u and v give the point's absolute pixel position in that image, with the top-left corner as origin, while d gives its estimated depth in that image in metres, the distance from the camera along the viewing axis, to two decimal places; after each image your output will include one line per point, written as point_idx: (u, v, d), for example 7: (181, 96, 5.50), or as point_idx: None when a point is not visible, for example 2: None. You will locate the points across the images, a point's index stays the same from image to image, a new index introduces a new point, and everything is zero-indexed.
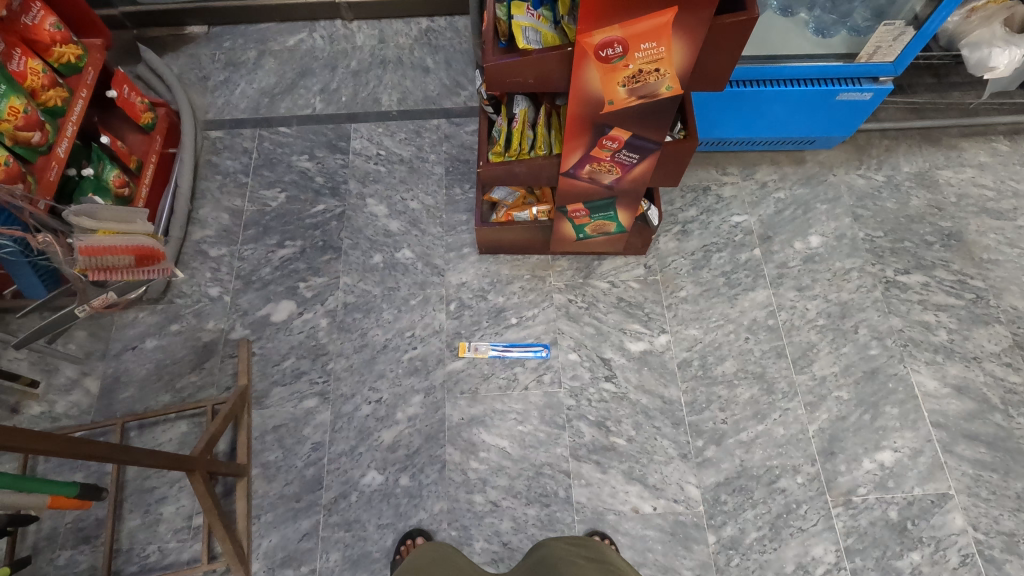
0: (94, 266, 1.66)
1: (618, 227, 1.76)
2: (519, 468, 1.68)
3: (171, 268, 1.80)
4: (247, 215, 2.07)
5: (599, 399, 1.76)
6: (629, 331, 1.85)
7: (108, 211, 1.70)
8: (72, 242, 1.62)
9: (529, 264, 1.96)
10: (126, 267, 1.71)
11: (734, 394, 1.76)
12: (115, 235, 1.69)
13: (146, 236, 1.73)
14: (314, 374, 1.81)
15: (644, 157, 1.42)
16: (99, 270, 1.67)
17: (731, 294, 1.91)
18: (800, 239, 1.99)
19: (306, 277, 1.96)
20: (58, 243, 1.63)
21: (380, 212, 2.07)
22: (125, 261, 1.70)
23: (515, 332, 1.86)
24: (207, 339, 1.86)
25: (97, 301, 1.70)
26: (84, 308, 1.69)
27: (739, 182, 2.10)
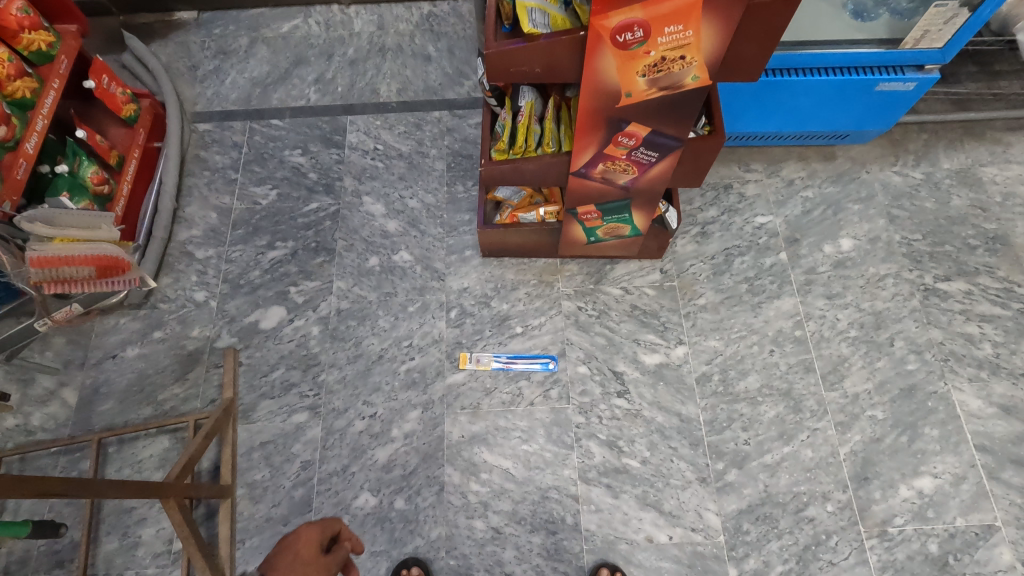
0: (49, 278, 1.56)
1: (633, 230, 1.62)
2: (523, 492, 1.55)
3: (138, 279, 1.69)
4: (236, 213, 1.95)
5: (611, 416, 1.63)
6: (643, 342, 1.71)
7: (67, 218, 1.62)
8: (26, 251, 1.52)
9: (537, 268, 1.82)
10: (87, 278, 1.61)
11: (758, 412, 1.62)
12: (73, 243, 1.59)
13: (108, 245, 1.63)
14: (305, 387, 1.69)
15: (664, 155, 1.27)
16: (56, 283, 1.57)
17: (755, 302, 1.76)
18: (830, 242, 1.84)
19: (298, 281, 1.84)
20: (9, 252, 1.52)
21: (377, 211, 1.94)
22: (85, 272, 1.60)
23: (520, 342, 1.73)
24: (191, 347, 1.75)
25: (60, 314, 1.62)
26: (44, 321, 1.61)
27: (763, 180, 1.94)
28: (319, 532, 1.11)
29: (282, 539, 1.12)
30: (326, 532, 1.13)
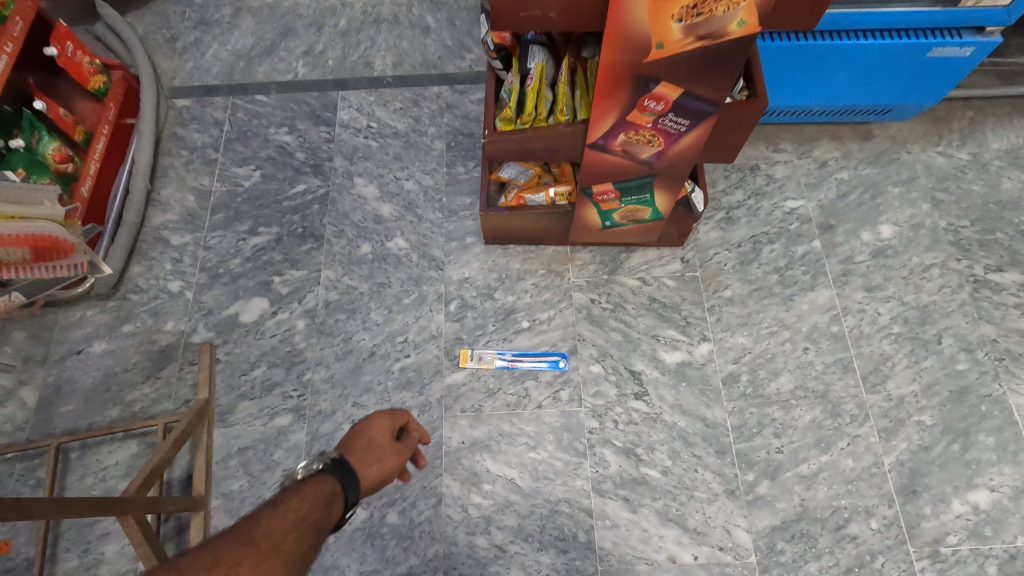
0: None
1: (654, 214, 1.45)
2: (530, 505, 1.39)
3: (83, 263, 1.48)
4: (216, 196, 1.78)
5: (628, 421, 1.46)
6: (663, 339, 1.55)
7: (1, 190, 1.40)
8: None
9: (545, 257, 1.66)
10: (23, 260, 1.42)
11: (791, 417, 1.46)
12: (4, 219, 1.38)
13: (46, 223, 1.41)
14: (288, 387, 1.53)
15: (696, 123, 1.10)
16: None
17: (786, 294, 1.59)
18: (869, 229, 1.67)
19: (282, 270, 1.67)
20: None
21: (370, 194, 1.77)
22: (19, 253, 1.40)
23: (527, 338, 1.56)
24: (164, 343, 1.58)
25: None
26: None
27: (793, 161, 1.77)
28: (393, 421, 1.03)
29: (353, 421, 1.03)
30: (399, 422, 1.04)
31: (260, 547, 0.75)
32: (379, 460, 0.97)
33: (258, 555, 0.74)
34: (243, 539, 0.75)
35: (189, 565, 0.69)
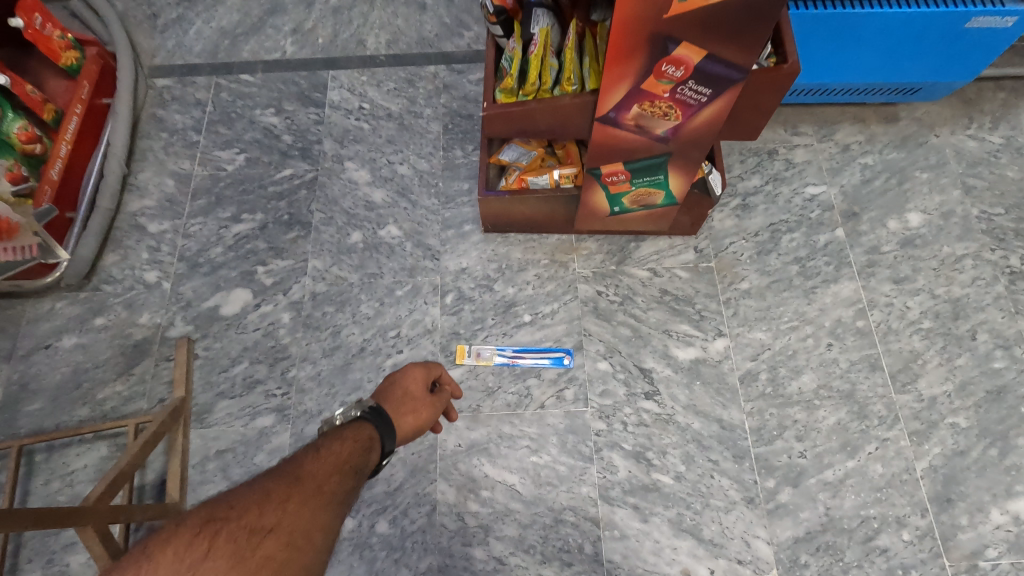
0: None
1: (667, 198, 1.33)
2: (532, 514, 1.28)
3: (33, 242, 1.43)
4: (197, 181, 1.67)
5: (638, 423, 1.35)
6: (676, 334, 1.44)
7: None
8: None
9: (549, 246, 1.55)
10: None
11: (815, 419, 1.35)
12: None
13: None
14: (271, 385, 1.42)
15: (718, 93, 0.99)
16: None
17: (808, 286, 1.48)
18: (896, 217, 1.56)
19: (266, 260, 1.56)
20: None
21: (361, 179, 1.66)
22: None
23: (528, 333, 1.45)
24: (138, 338, 1.47)
25: None
26: None
27: (813, 145, 1.66)
28: (428, 372, 1.12)
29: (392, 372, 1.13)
30: (434, 374, 1.13)
31: (304, 486, 0.81)
32: (414, 410, 1.06)
33: (304, 493, 0.80)
34: (289, 478, 0.81)
35: (241, 499, 0.76)
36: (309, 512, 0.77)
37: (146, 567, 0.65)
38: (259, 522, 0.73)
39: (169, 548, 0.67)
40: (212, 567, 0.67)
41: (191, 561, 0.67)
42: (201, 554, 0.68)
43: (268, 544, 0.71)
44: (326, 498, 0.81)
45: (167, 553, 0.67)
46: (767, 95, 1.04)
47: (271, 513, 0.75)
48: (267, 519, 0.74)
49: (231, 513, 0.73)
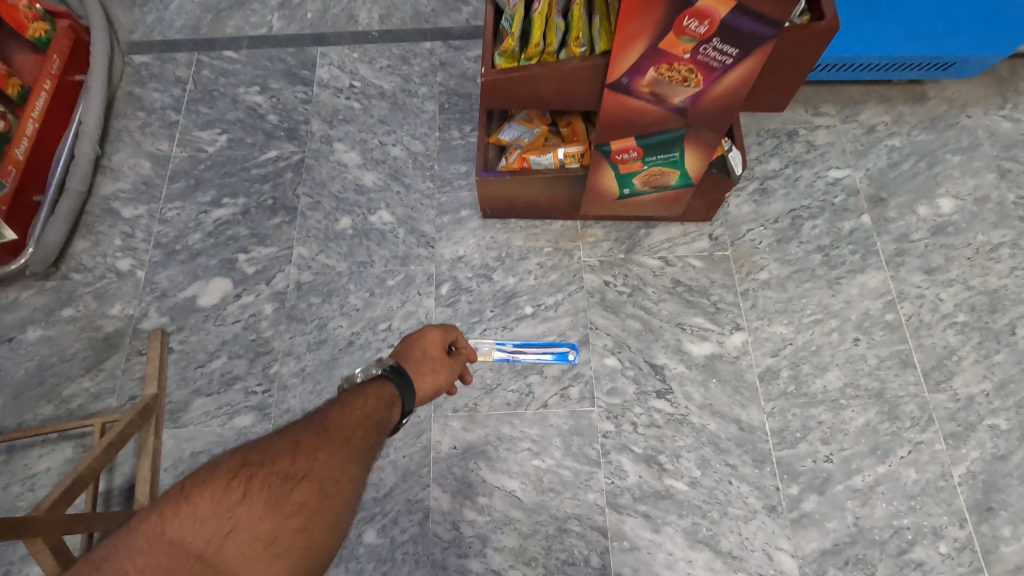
0: None
1: (682, 179, 1.22)
2: (534, 523, 1.18)
3: None
4: (175, 163, 1.55)
5: (649, 424, 1.25)
6: (689, 328, 1.33)
7: None
8: None
9: (553, 233, 1.44)
10: None
11: (841, 420, 1.24)
12: None
13: None
14: (251, 381, 1.31)
15: (746, 53, 0.88)
16: None
17: (832, 277, 1.37)
18: (926, 202, 1.44)
19: (248, 247, 1.45)
20: None
21: (351, 161, 1.55)
22: None
23: (530, 326, 1.34)
24: (109, 330, 1.36)
25: None
26: None
27: (836, 126, 1.55)
28: (444, 336, 1.00)
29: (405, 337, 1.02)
30: (450, 339, 1.02)
31: (334, 436, 0.74)
32: (434, 372, 0.96)
33: (336, 441, 0.74)
34: (320, 426, 0.75)
35: (273, 445, 0.71)
36: (341, 464, 0.72)
37: (181, 511, 0.62)
38: (291, 469, 0.68)
39: (204, 492, 0.64)
40: (247, 515, 0.63)
41: (227, 506, 0.63)
42: (235, 501, 0.64)
43: (301, 494, 0.67)
44: (356, 450, 0.75)
45: (201, 498, 0.63)
46: (790, 74, 0.97)
47: (304, 460, 0.70)
48: (300, 466, 0.69)
49: (264, 458, 0.69)
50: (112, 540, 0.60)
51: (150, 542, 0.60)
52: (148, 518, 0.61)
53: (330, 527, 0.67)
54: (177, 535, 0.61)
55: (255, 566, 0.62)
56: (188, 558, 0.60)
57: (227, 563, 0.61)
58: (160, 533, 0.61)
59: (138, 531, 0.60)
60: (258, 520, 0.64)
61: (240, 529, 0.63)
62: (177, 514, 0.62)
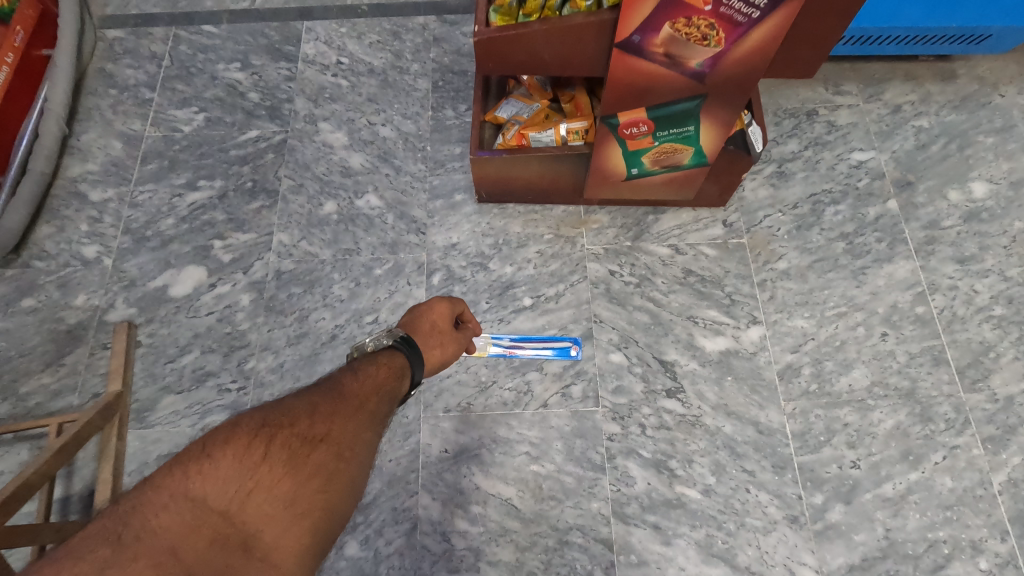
0: None
1: (696, 158, 1.11)
2: (531, 535, 1.07)
3: None
4: (148, 143, 1.45)
5: (659, 425, 1.14)
6: (702, 321, 1.22)
7: None
8: None
9: (554, 218, 1.33)
10: None
11: (869, 422, 1.13)
12: None
13: None
14: (225, 378, 1.21)
15: (774, 4, 0.77)
16: None
17: (857, 266, 1.27)
18: (957, 187, 1.33)
19: (225, 233, 1.34)
20: None
21: (337, 142, 1.44)
22: None
23: (529, 319, 1.24)
24: (72, 322, 1.26)
25: None
26: None
27: (859, 106, 1.44)
28: (452, 309, 0.92)
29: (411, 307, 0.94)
30: (457, 311, 0.94)
31: (351, 401, 0.70)
32: (441, 346, 0.90)
33: (355, 406, 0.69)
34: (338, 390, 0.71)
35: (292, 407, 0.66)
36: (362, 429, 0.68)
37: (204, 468, 0.57)
38: (313, 431, 0.64)
39: (227, 449, 0.59)
40: (269, 475, 0.59)
41: (248, 466, 0.59)
42: (258, 460, 0.60)
43: (323, 456, 0.63)
44: (371, 417, 0.70)
45: (224, 455, 0.59)
46: (808, 51, 0.94)
47: (326, 422, 0.66)
48: (321, 428, 0.65)
49: (284, 419, 0.64)
50: (129, 496, 0.55)
51: (173, 498, 0.55)
52: (169, 474, 0.56)
53: (349, 492, 0.63)
54: (201, 494, 0.56)
55: (279, 527, 0.57)
56: (211, 517, 0.56)
57: (251, 523, 0.57)
58: (181, 489, 0.56)
59: (159, 486, 0.55)
60: (281, 480, 0.59)
61: (262, 490, 0.58)
62: (199, 472, 0.57)
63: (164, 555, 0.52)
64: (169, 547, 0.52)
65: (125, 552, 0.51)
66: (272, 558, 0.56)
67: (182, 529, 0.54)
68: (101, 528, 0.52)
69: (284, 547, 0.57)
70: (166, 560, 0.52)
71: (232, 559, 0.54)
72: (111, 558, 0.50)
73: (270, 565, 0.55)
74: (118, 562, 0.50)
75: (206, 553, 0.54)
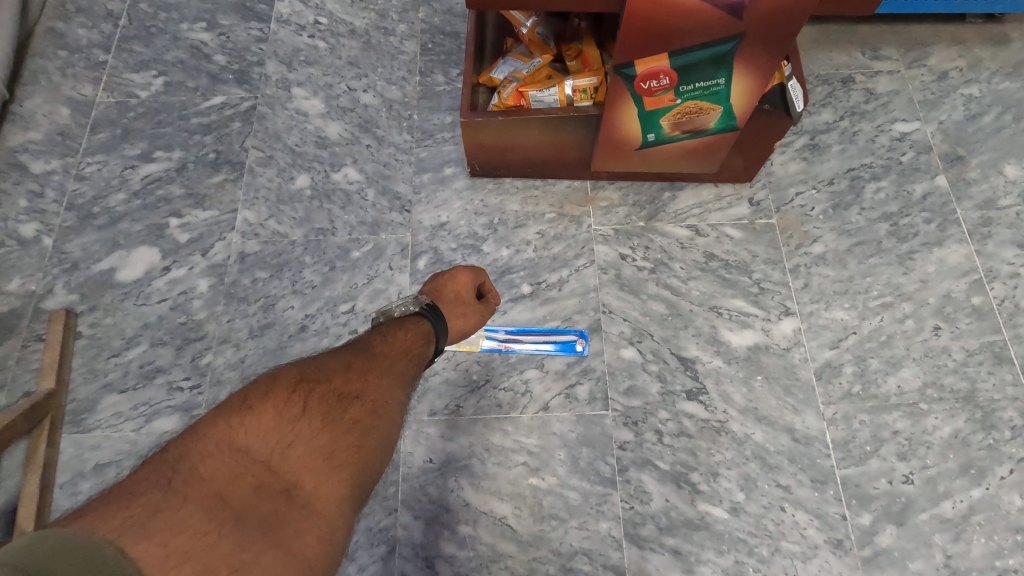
0: None
1: (724, 120, 0.96)
2: (529, 561, 0.91)
3: None
4: (99, 109, 1.28)
5: (678, 432, 0.98)
6: (727, 313, 1.06)
7: None
8: None
9: (556, 195, 1.17)
10: None
11: (922, 430, 0.97)
12: None
13: None
14: (178, 375, 1.05)
15: None
16: None
17: (903, 251, 1.11)
18: (1015, 162, 1.18)
19: (183, 210, 1.18)
20: None
21: (312, 110, 1.27)
22: None
23: (528, 309, 1.08)
24: (3, 310, 1.09)
25: None
26: None
27: (900, 72, 1.28)
28: (474, 278, 0.89)
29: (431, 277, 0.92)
30: (481, 281, 0.91)
31: (378, 362, 0.70)
32: (465, 316, 0.86)
33: (382, 368, 0.70)
34: (361, 353, 0.71)
35: (324, 366, 0.66)
36: (389, 387, 0.67)
37: (248, 421, 0.56)
38: (345, 389, 0.64)
39: (266, 402, 0.58)
40: (309, 427, 0.58)
41: (288, 418, 0.58)
42: (296, 414, 0.59)
43: (356, 412, 0.62)
44: (400, 377, 0.70)
45: (265, 408, 0.58)
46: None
47: (355, 382, 0.66)
48: (352, 386, 0.65)
49: (319, 376, 0.64)
50: (172, 447, 0.53)
51: (218, 447, 0.54)
52: (214, 424, 0.55)
53: (383, 447, 0.62)
54: (245, 444, 0.55)
55: (319, 476, 0.56)
56: (255, 466, 0.54)
57: (293, 472, 0.55)
58: (225, 438, 0.54)
59: (205, 435, 0.54)
60: (319, 432, 0.58)
61: (302, 442, 0.57)
62: (242, 423, 0.56)
63: (214, 498, 0.50)
64: (217, 492, 0.51)
65: (177, 493, 0.49)
66: (315, 505, 0.54)
67: (230, 476, 0.52)
68: (148, 473, 0.50)
69: (326, 494, 0.55)
70: (215, 504, 0.50)
71: (276, 506, 0.52)
72: (161, 501, 0.48)
73: (314, 512, 0.53)
74: (170, 504, 0.48)
75: (252, 499, 0.52)
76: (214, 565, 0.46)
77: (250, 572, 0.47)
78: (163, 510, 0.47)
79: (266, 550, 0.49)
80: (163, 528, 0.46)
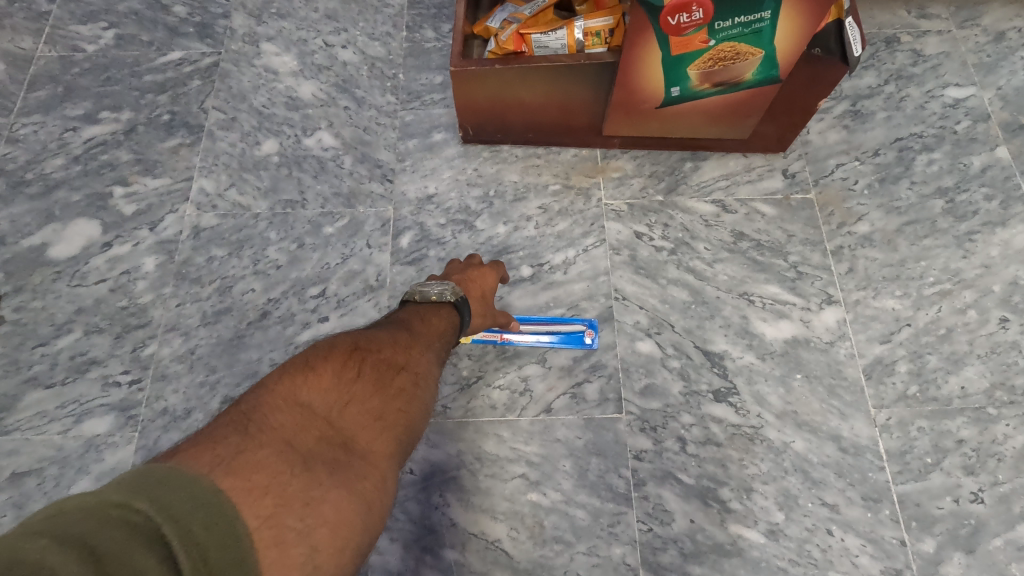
0: None
1: (762, 71, 0.82)
2: None
3: None
4: (39, 65, 1.12)
5: (705, 440, 0.83)
6: (759, 301, 0.91)
7: None
8: None
9: (562, 164, 1.01)
10: None
11: (991, 438, 0.83)
12: None
13: None
14: (115, 368, 0.89)
15: None
16: None
17: (961, 231, 0.96)
18: None
19: (130, 178, 1.02)
20: None
21: (283, 67, 1.12)
22: None
23: (528, 295, 0.92)
24: None
25: None
26: None
27: (951, 32, 1.12)
28: (497, 277, 0.83)
29: (453, 262, 0.85)
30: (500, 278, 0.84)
31: (419, 338, 0.67)
32: (484, 316, 0.79)
33: (423, 344, 0.66)
34: (402, 328, 0.67)
35: (373, 335, 0.62)
36: (430, 362, 0.64)
37: (311, 378, 0.51)
38: (395, 357, 0.60)
39: (327, 362, 0.53)
40: (365, 389, 0.54)
41: (347, 377, 0.53)
42: (354, 375, 0.54)
43: (405, 380, 0.58)
44: (437, 355, 0.67)
45: (325, 367, 0.53)
46: None
47: (402, 352, 0.62)
48: (400, 356, 0.61)
49: (370, 343, 0.60)
50: (240, 401, 0.48)
51: (285, 400, 0.48)
52: (278, 378, 0.50)
53: (424, 416, 0.59)
54: (308, 400, 0.49)
55: (375, 434, 0.51)
56: (316, 421, 0.49)
57: (352, 429, 0.50)
58: (291, 394, 0.49)
59: (273, 389, 0.49)
60: (373, 395, 0.54)
61: (358, 401, 0.53)
62: (305, 380, 0.50)
63: (284, 446, 0.45)
64: (285, 440, 0.45)
65: (251, 440, 0.44)
66: (372, 458, 0.50)
67: (295, 428, 0.47)
68: (220, 424, 0.45)
69: (380, 451, 0.51)
70: (283, 451, 0.45)
71: (339, 456, 0.47)
72: (236, 446, 0.43)
73: (373, 464, 0.49)
74: (246, 449, 0.43)
75: (316, 449, 0.47)
76: (288, 504, 0.42)
77: (320, 513, 0.43)
78: (241, 452, 0.42)
79: (334, 494, 0.45)
80: (243, 468, 0.41)
